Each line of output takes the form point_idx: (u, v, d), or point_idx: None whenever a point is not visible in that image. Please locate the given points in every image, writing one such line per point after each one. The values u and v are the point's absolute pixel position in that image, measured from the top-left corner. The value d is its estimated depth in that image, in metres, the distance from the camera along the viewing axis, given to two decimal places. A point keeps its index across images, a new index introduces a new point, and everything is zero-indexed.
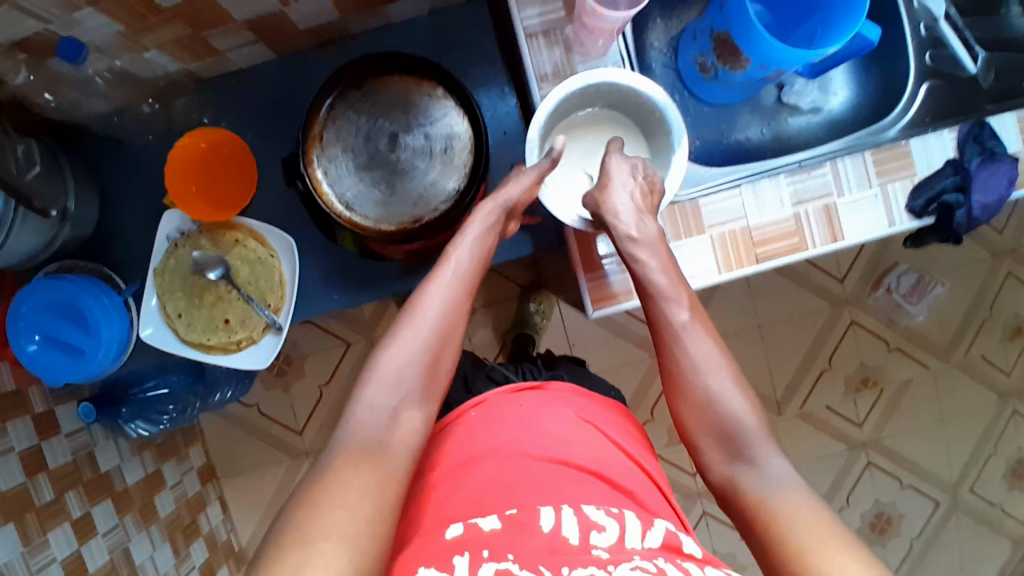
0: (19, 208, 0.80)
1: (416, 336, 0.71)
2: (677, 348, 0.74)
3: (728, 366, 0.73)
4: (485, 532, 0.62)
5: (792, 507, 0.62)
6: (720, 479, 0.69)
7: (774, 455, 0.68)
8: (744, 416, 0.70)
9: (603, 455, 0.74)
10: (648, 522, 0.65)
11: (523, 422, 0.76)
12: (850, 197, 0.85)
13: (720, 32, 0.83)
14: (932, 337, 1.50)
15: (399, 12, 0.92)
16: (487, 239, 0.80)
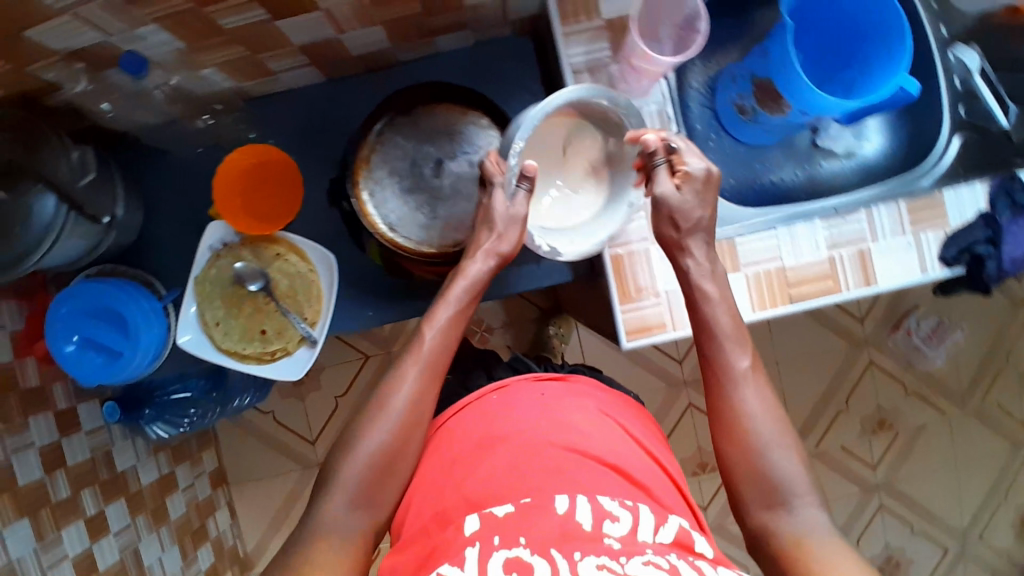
0: (70, 214, 0.80)
1: (382, 430, 0.76)
2: (733, 392, 0.75)
3: (780, 417, 0.74)
4: (500, 517, 0.66)
5: (829, 560, 0.66)
6: (755, 522, 0.72)
7: (813, 506, 0.71)
8: (790, 467, 0.72)
9: (618, 444, 0.77)
10: (661, 516, 0.68)
11: (542, 409, 0.80)
12: (883, 242, 0.87)
13: (760, 77, 0.85)
14: (949, 383, 1.49)
15: (447, 42, 0.94)
16: (457, 319, 0.83)
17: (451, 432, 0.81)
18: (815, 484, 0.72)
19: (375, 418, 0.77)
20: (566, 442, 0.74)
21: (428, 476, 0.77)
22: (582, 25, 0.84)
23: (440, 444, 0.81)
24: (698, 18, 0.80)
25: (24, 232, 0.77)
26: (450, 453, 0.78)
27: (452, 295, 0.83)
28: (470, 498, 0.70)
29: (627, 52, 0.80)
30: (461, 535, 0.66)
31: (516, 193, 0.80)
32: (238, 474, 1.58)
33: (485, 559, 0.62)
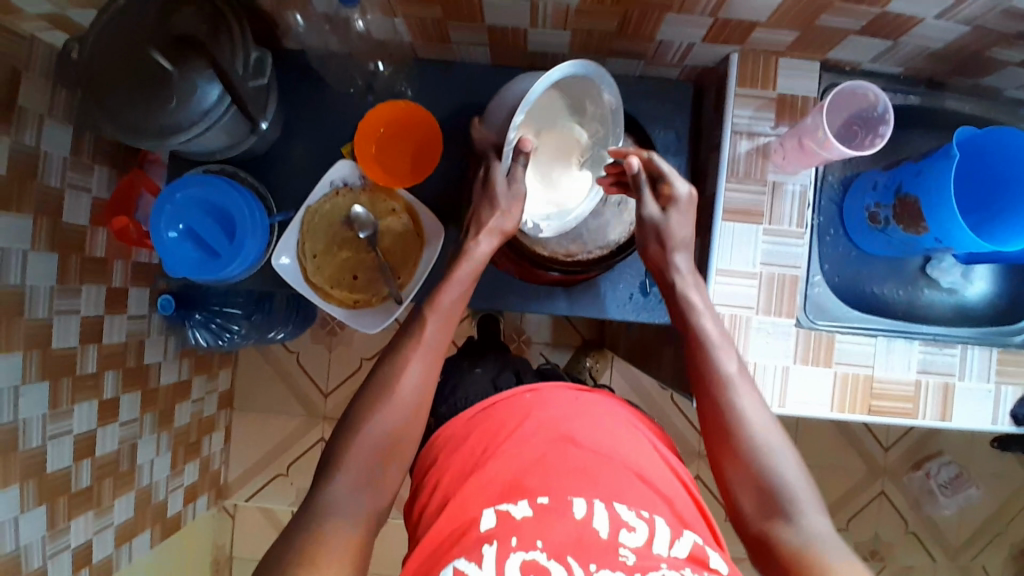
0: (229, 107, 0.82)
1: (382, 422, 0.65)
2: (723, 398, 0.70)
3: (775, 422, 0.70)
4: (516, 520, 0.59)
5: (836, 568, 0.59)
6: (755, 532, 0.66)
7: (816, 515, 0.64)
8: (790, 473, 0.66)
9: (638, 451, 0.68)
10: (676, 529, 0.61)
11: (573, 408, 0.71)
12: (969, 382, 0.89)
13: (908, 194, 0.89)
14: (950, 535, 1.50)
15: (615, 66, 0.96)
16: (460, 302, 0.73)
17: (478, 421, 0.72)
18: (817, 493, 0.65)
19: (375, 408, 0.65)
20: (589, 445, 0.66)
21: (449, 461, 0.69)
22: (756, 91, 0.87)
23: (469, 429, 0.72)
24: (879, 122, 0.81)
25: (181, 108, 0.80)
26: (473, 438, 0.69)
27: (456, 277, 0.74)
28: (489, 489, 0.62)
29: (801, 131, 0.81)
30: (476, 530, 0.59)
31: (515, 172, 0.76)
32: (244, 402, 1.58)
33: (502, 559, 0.55)
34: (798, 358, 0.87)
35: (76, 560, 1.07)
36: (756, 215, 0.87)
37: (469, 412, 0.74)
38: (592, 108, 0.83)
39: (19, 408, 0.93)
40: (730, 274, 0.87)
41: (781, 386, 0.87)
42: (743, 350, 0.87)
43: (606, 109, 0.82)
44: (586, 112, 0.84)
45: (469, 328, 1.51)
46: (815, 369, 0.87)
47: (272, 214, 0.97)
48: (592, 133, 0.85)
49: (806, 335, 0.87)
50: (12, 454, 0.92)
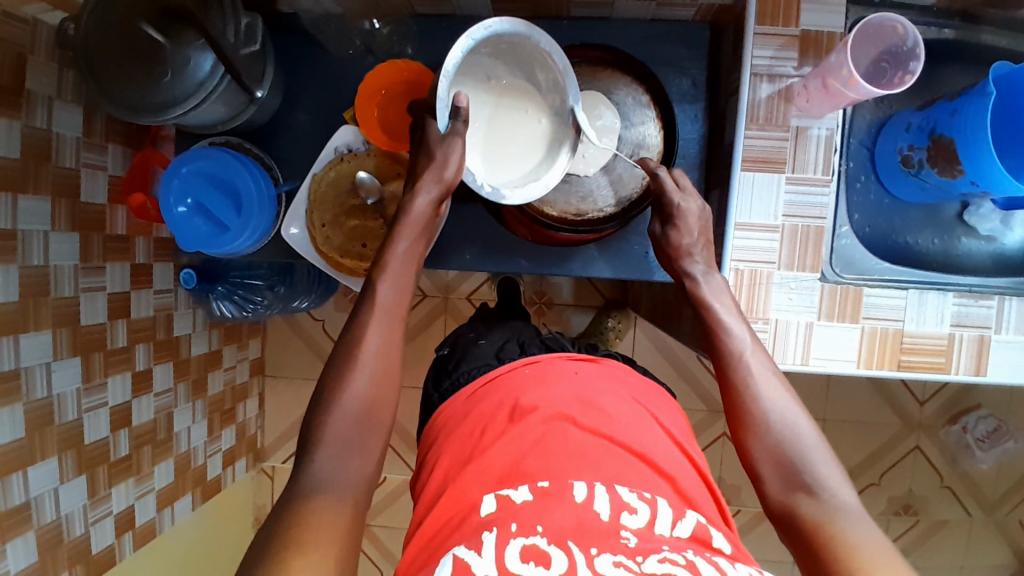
0: (224, 77, 0.81)
1: (365, 374, 0.65)
2: (742, 370, 0.68)
3: (794, 398, 0.67)
4: (517, 504, 0.60)
5: (859, 538, 0.56)
6: (775, 505, 0.62)
7: (840, 489, 0.61)
8: (811, 444, 0.63)
9: (640, 429, 0.69)
10: (679, 510, 0.62)
11: (574, 386, 0.72)
12: (1006, 335, 0.84)
13: (942, 135, 0.83)
14: (986, 489, 1.46)
15: (624, 10, 0.91)
16: (414, 253, 0.73)
17: (479, 396, 0.75)
18: (841, 469, 0.62)
19: (357, 354, 0.65)
20: (589, 425, 0.67)
21: (449, 440, 0.72)
22: (778, 29, 0.81)
23: (467, 406, 0.75)
24: (911, 57, 0.75)
25: (176, 82, 0.79)
26: (471, 421, 0.72)
27: (398, 247, 0.72)
28: (489, 475, 0.64)
29: (825, 70, 0.75)
30: (476, 516, 0.60)
31: (456, 130, 0.71)
32: (273, 370, 1.61)
33: (500, 546, 0.55)
34: (822, 314, 0.83)
35: (119, 525, 1.12)
36: (778, 163, 0.82)
37: (469, 389, 0.78)
38: (544, 78, 0.77)
39: (53, 383, 0.97)
40: (750, 228, 0.83)
41: (803, 343, 0.84)
42: (764, 305, 0.83)
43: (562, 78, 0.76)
44: (540, 87, 0.78)
45: (490, 292, 1.52)
46: (841, 324, 0.83)
47: (279, 185, 0.96)
48: (551, 104, 0.78)
49: (831, 291, 0.83)
50: (49, 428, 0.96)
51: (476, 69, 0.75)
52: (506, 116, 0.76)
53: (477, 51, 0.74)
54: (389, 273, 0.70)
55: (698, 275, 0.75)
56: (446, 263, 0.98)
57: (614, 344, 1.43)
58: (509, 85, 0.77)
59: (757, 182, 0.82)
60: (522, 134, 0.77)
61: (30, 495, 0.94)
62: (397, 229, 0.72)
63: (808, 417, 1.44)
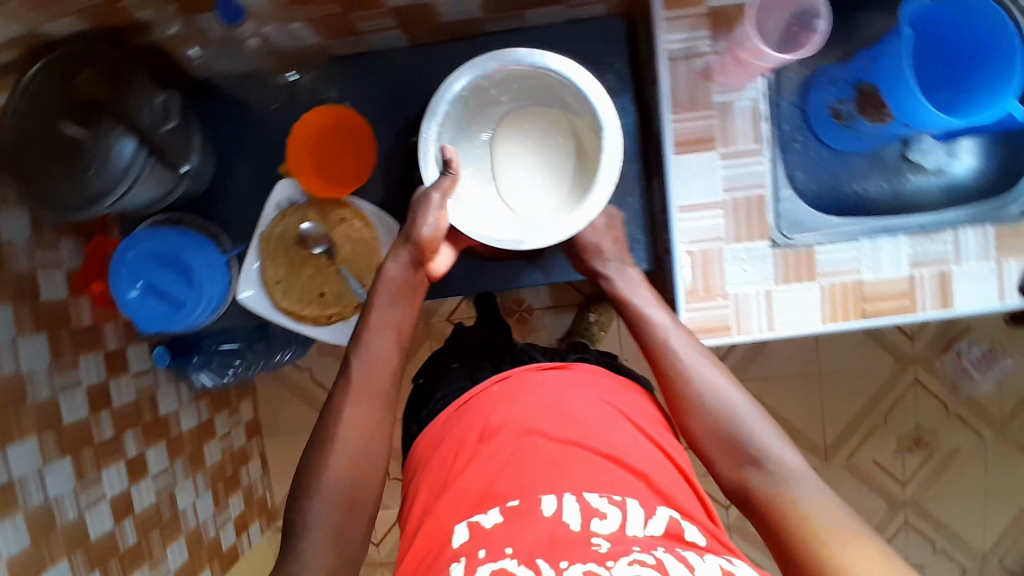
0: (148, 159, 0.81)
1: (346, 441, 0.67)
2: (674, 360, 0.72)
3: (727, 376, 0.70)
4: (486, 528, 0.60)
5: (806, 499, 0.58)
6: (729, 484, 0.65)
7: (783, 453, 0.63)
8: (753, 421, 0.66)
9: (612, 431, 0.68)
10: (650, 507, 0.61)
11: (541, 395, 0.72)
12: (967, 266, 0.84)
13: (866, 83, 0.83)
14: (993, 410, 1.45)
15: (535, 16, 0.91)
16: (393, 321, 0.77)
17: (452, 421, 0.75)
18: (782, 435, 0.65)
19: (337, 425, 0.68)
20: (557, 435, 0.67)
21: (429, 466, 0.72)
22: (685, 9, 0.81)
23: (443, 431, 0.75)
24: (813, 16, 0.77)
25: (100, 174, 0.78)
26: (447, 445, 0.72)
27: (378, 316, 0.76)
28: (463, 502, 0.64)
29: (735, 45, 0.78)
30: (449, 547, 0.61)
31: (442, 184, 0.76)
32: (271, 427, 1.61)
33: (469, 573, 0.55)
34: (778, 279, 0.83)
35: None
36: (708, 140, 0.82)
37: (444, 415, 0.78)
38: (573, 100, 0.84)
39: (47, 486, 0.97)
40: (693, 210, 0.83)
41: (766, 311, 0.84)
42: (720, 281, 0.84)
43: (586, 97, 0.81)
44: (572, 108, 0.85)
45: (469, 310, 1.52)
46: (798, 285, 0.83)
47: (228, 250, 0.96)
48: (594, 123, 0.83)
49: (783, 255, 0.83)
50: (53, 531, 0.96)
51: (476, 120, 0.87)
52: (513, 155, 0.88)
53: (484, 88, 0.84)
54: (367, 346, 0.74)
55: (612, 272, 0.84)
56: None
57: (600, 338, 1.43)
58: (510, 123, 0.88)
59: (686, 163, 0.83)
60: (522, 186, 0.87)
61: None
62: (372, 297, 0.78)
63: (803, 374, 1.44)
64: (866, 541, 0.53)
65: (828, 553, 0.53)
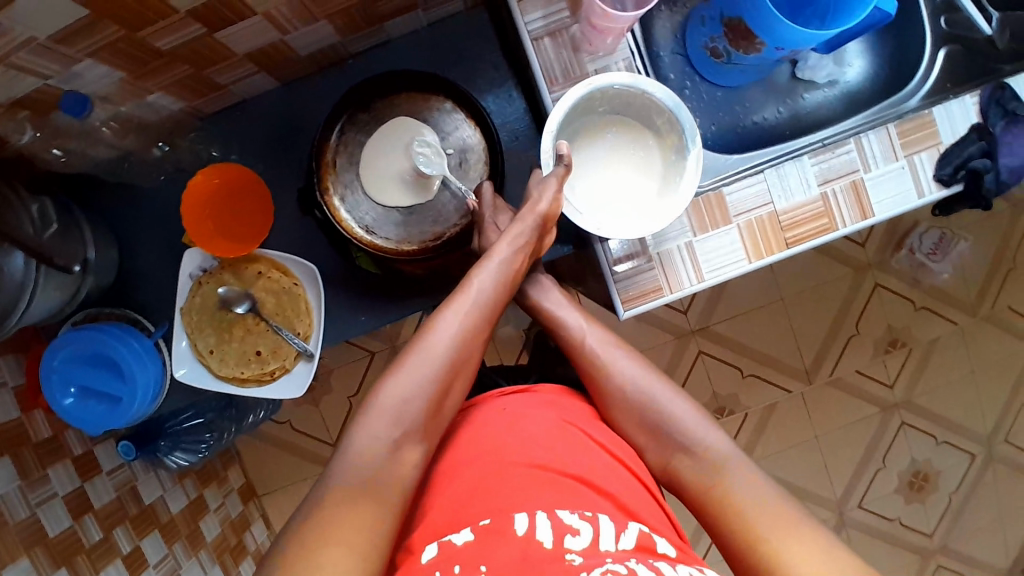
0: (40, 268, 0.79)
1: (389, 424, 0.65)
2: (597, 362, 0.77)
3: (651, 370, 0.76)
4: (458, 546, 0.59)
5: (739, 482, 0.67)
6: (664, 471, 0.73)
7: (711, 438, 0.71)
8: (680, 410, 0.73)
9: (576, 452, 0.68)
10: (621, 522, 0.62)
11: (501, 419, 0.71)
12: (877, 171, 0.83)
13: (731, 17, 0.82)
14: (958, 293, 1.46)
15: (396, 27, 0.89)
16: (489, 296, 0.75)
17: None
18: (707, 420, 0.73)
19: (380, 403, 0.66)
20: (521, 457, 0.66)
21: None
22: None
23: None
24: None
25: None
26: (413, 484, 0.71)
27: (467, 293, 0.74)
28: (432, 530, 0.63)
29: (585, 13, 0.76)
30: (418, 563, 0.59)
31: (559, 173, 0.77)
32: (265, 486, 1.60)
33: None
34: (694, 232, 0.82)
35: None
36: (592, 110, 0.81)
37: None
38: (661, 121, 0.79)
39: None
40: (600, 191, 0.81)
41: (692, 263, 0.83)
42: (641, 245, 0.83)
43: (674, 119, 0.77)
44: (659, 130, 0.80)
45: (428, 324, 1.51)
46: (715, 234, 0.82)
47: (153, 332, 0.94)
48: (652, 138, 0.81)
49: (694, 205, 0.82)
50: None
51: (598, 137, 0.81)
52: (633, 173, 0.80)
53: (594, 111, 0.80)
54: (456, 312, 0.73)
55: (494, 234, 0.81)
56: (347, 331, 0.97)
57: None
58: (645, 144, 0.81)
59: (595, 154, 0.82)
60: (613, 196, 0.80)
61: None
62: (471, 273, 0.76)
63: (767, 305, 1.44)
64: (791, 522, 0.63)
65: (762, 544, 0.62)
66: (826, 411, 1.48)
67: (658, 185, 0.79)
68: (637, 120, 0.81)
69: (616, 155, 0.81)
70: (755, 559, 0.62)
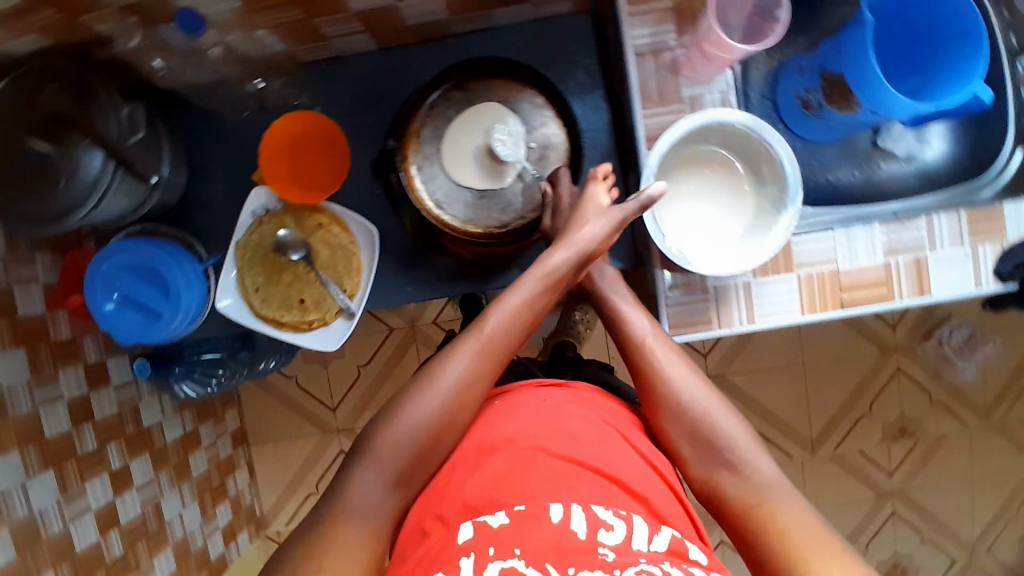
0: (117, 171, 0.79)
1: (392, 449, 0.68)
2: (651, 361, 0.74)
3: (703, 378, 0.73)
4: (493, 527, 0.61)
5: (782, 508, 0.64)
6: (704, 485, 0.69)
7: (756, 456, 0.68)
8: (729, 426, 0.70)
9: (613, 452, 0.68)
10: (654, 525, 0.63)
11: (539, 410, 0.71)
12: (942, 252, 0.85)
13: (832, 73, 0.82)
14: (976, 395, 1.47)
15: (503, 17, 0.90)
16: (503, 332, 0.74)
17: None
18: (755, 438, 0.70)
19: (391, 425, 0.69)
20: (557, 452, 0.66)
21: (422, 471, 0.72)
22: (649, 5, 0.80)
23: None
24: (774, 6, 0.76)
25: (71, 186, 0.77)
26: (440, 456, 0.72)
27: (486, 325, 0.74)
28: (462, 506, 0.64)
29: (699, 37, 0.77)
30: (453, 544, 0.61)
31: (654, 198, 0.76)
32: (257, 436, 1.60)
33: (480, 568, 0.57)
34: (755, 273, 0.83)
35: None
36: None
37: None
38: (768, 171, 0.79)
39: (32, 499, 0.97)
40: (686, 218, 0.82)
41: (746, 304, 0.84)
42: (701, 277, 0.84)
43: (780, 170, 0.77)
44: (763, 178, 0.80)
45: (452, 313, 1.52)
46: (776, 278, 0.83)
47: (205, 260, 0.96)
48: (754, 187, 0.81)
49: None
50: (38, 543, 0.97)
51: (702, 166, 0.82)
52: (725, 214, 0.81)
53: (707, 141, 0.81)
54: (472, 341, 0.72)
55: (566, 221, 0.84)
56: (391, 299, 0.98)
57: (585, 337, 1.43)
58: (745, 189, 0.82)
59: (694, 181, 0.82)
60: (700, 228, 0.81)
61: None
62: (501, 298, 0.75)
63: (787, 366, 1.45)
64: (842, 557, 0.60)
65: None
66: (821, 485, 1.48)
67: (746, 230, 0.80)
68: (744, 162, 0.81)
69: (714, 190, 0.82)
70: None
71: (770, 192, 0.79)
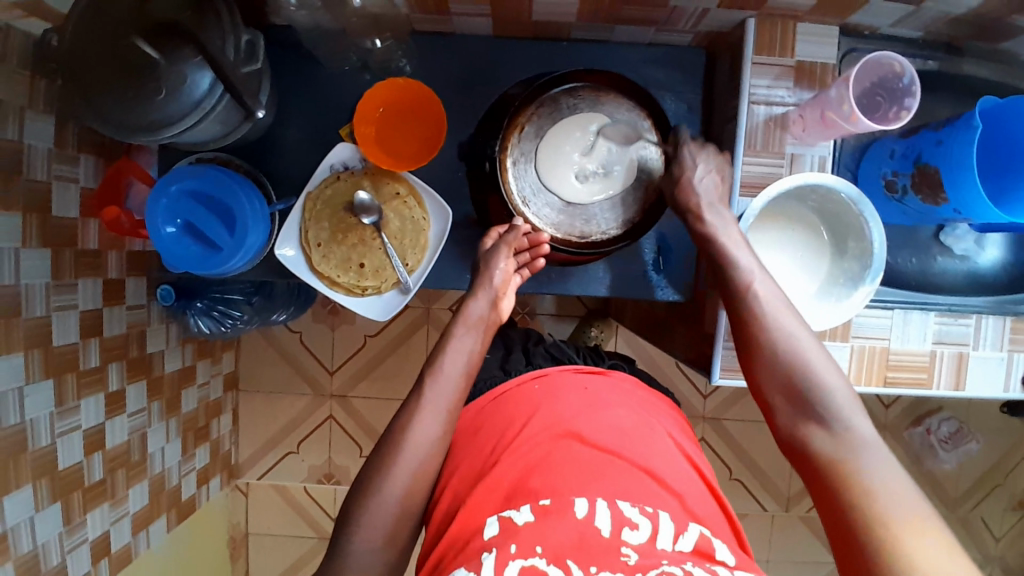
0: (222, 96, 0.78)
1: (405, 471, 0.69)
2: (750, 304, 0.73)
3: (807, 329, 0.70)
4: (518, 524, 0.61)
5: (868, 466, 0.60)
6: (794, 436, 0.67)
7: (851, 414, 0.65)
8: (830, 379, 0.67)
9: (649, 447, 0.70)
10: (682, 523, 0.62)
11: (584, 400, 0.74)
12: (983, 352, 0.89)
13: (926, 165, 0.85)
14: (948, 486, 1.54)
15: (622, 35, 0.92)
16: (484, 314, 0.81)
17: (489, 411, 0.77)
18: (855, 396, 0.66)
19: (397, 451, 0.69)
20: (596, 442, 0.68)
21: (467, 449, 0.74)
22: (774, 58, 0.83)
23: (478, 421, 0.77)
24: (906, 94, 0.78)
25: (171, 100, 0.75)
26: (484, 434, 0.74)
27: (468, 320, 0.80)
28: (495, 492, 0.65)
29: (824, 102, 0.79)
30: (478, 540, 0.61)
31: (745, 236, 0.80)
32: (247, 383, 1.57)
33: (501, 566, 0.56)
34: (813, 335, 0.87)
35: (95, 553, 1.07)
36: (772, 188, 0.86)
37: (479, 403, 0.80)
38: (853, 246, 0.83)
39: (26, 409, 0.91)
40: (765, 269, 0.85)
41: None
42: None
43: (867, 248, 0.81)
44: (847, 251, 0.83)
45: None
46: (831, 344, 0.87)
47: (273, 203, 0.94)
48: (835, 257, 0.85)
49: None
50: (22, 456, 0.90)
51: (795, 225, 0.86)
52: (802, 278, 0.85)
53: (805, 202, 0.85)
54: (456, 346, 0.77)
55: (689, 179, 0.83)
56: (447, 281, 0.98)
57: None
58: (825, 259, 0.86)
59: (784, 239, 0.86)
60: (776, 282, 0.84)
61: (6, 526, 0.89)
62: (476, 287, 0.83)
63: None
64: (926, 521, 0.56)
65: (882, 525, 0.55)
66: (787, 541, 1.54)
67: (818, 296, 0.84)
68: (831, 231, 0.85)
69: (800, 251, 0.85)
70: (870, 543, 0.55)
71: (849, 268, 0.83)
